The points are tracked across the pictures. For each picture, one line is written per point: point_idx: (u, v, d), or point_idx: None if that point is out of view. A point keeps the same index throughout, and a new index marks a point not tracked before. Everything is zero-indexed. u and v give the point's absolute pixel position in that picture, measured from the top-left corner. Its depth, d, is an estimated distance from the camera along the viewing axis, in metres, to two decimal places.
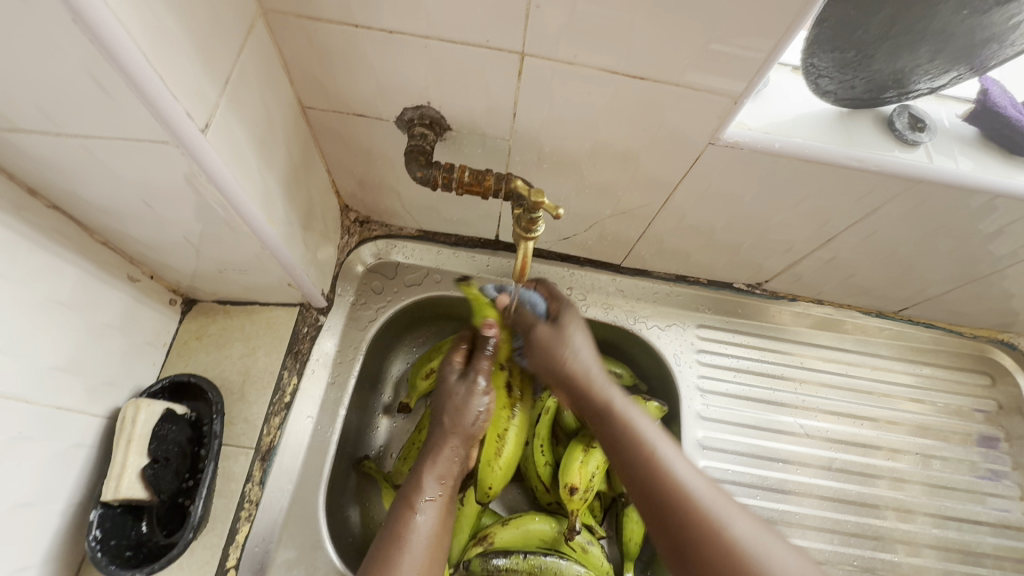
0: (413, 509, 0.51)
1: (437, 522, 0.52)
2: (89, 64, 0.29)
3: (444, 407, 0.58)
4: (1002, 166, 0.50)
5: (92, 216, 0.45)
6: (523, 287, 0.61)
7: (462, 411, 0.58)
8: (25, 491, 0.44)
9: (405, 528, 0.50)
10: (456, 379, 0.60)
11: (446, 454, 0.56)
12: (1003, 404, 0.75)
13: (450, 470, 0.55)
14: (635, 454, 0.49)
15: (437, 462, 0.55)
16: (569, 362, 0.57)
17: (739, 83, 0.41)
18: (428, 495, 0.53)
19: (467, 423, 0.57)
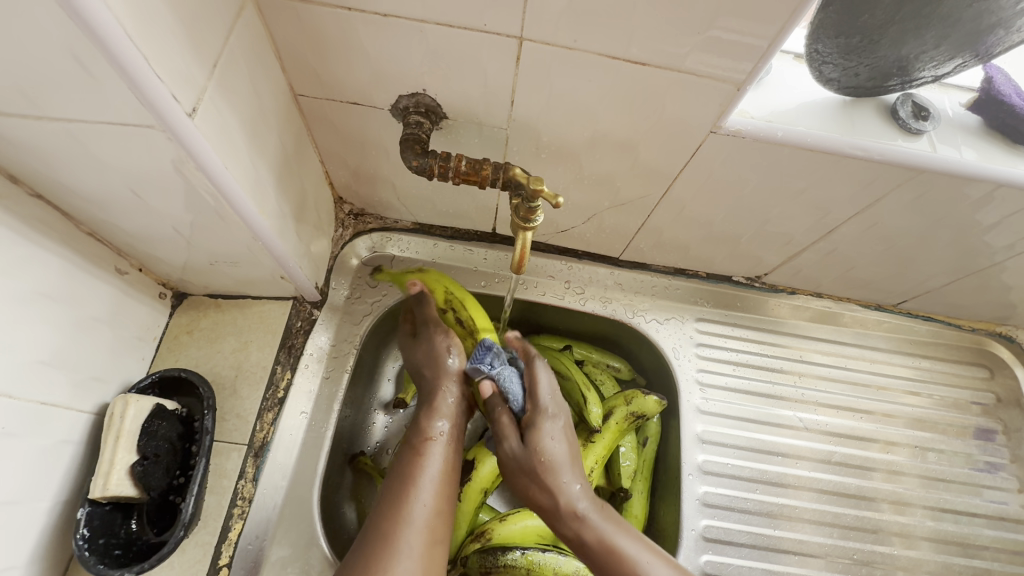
0: (419, 453, 0.53)
1: (444, 460, 0.53)
2: (67, 41, 0.28)
3: (423, 362, 0.59)
4: (1005, 155, 0.49)
5: (77, 205, 0.43)
6: (504, 376, 0.55)
7: (439, 361, 0.58)
8: (8, 489, 0.42)
9: (416, 470, 0.51)
10: (414, 341, 0.61)
11: (441, 396, 0.57)
12: (1001, 397, 0.75)
13: (449, 412, 0.56)
14: (619, 574, 0.49)
15: (433, 407, 0.56)
16: (542, 489, 0.53)
17: (743, 69, 0.40)
18: (430, 435, 0.54)
19: (450, 363, 0.58)
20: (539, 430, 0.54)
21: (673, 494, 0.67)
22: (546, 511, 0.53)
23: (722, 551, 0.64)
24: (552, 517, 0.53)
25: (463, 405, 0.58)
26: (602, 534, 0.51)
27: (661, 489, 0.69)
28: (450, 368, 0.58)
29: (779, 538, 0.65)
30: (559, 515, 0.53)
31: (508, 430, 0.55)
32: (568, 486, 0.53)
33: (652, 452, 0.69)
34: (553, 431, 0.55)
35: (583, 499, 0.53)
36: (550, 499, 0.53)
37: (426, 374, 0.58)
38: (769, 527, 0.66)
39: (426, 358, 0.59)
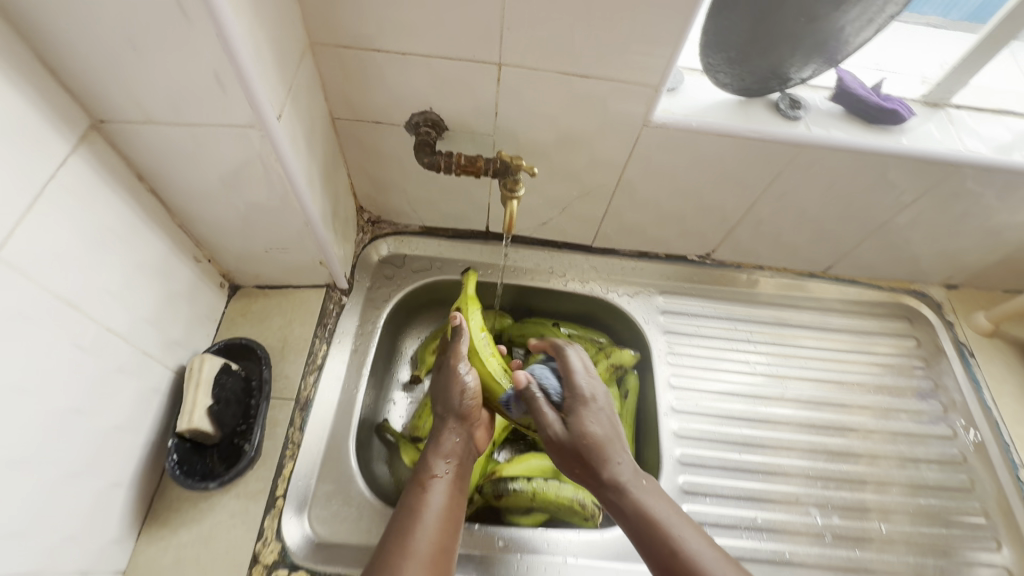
0: (423, 489, 0.60)
1: (446, 496, 0.59)
2: (218, 71, 0.43)
3: (438, 395, 0.67)
4: (863, 132, 0.66)
5: (177, 201, 0.58)
6: (539, 367, 0.66)
7: (454, 388, 0.66)
8: (121, 417, 0.54)
9: (419, 505, 0.58)
10: (440, 372, 0.69)
11: (445, 435, 0.64)
12: (923, 340, 0.88)
13: (452, 451, 0.64)
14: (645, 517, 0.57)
15: (440, 446, 0.63)
16: (598, 454, 0.59)
17: (655, 76, 0.58)
18: (435, 473, 0.61)
19: (456, 403, 0.65)
20: (580, 417, 0.61)
21: (652, 435, 0.78)
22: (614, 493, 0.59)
23: (697, 473, 0.74)
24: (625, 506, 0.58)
25: (466, 449, 0.65)
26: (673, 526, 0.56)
27: (644, 434, 0.80)
28: (455, 407, 0.65)
29: (748, 462, 0.75)
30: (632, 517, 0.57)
31: (549, 414, 0.61)
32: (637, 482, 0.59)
33: (633, 404, 0.80)
34: (592, 414, 0.61)
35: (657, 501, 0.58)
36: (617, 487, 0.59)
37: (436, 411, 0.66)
38: (738, 451, 0.76)
39: (446, 389, 0.66)
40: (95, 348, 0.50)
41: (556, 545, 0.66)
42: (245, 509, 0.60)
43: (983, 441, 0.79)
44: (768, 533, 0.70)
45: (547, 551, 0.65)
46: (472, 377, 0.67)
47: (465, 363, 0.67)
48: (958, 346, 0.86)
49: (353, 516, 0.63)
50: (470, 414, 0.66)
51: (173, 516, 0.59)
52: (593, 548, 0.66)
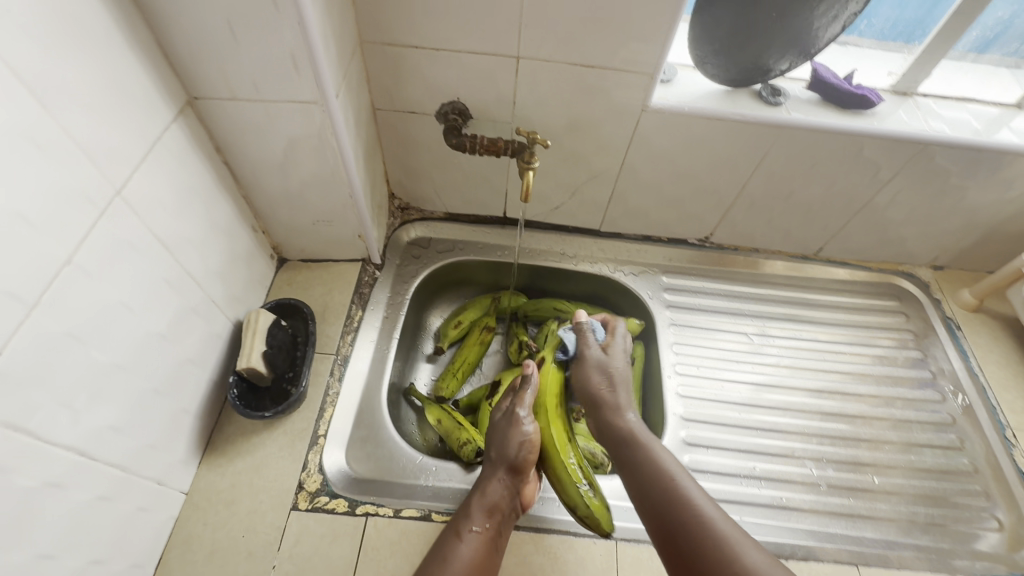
0: (458, 539, 0.59)
1: (478, 552, 0.58)
2: (295, 54, 0.53)
3: (495, 442, 0.69)
4: (837, 116, 0.75)
5: (244, 173, 0.68)
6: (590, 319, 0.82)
7: (511, 441, 0.68)
8: (193, 351, 0.62)
9: (450, 553, 0.57)
10: (503, 421, 0.71)
11: (495, 485, 0.64)
12: (913, 316, 0.94)
13: (497, 504, 0.63)
14: (644, 457, 0.63)
15: (486, 496, 0.63)
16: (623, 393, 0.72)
17: (651, 65, 0.67)
18: (473, 526, 0.60)
19: (510, 454, 0.67)
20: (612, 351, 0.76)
21: (658, 397, 0.84)
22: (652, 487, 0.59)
23: (699, 429, 0.80)
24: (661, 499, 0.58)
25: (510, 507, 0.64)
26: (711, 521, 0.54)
27: (650, 398, 0.86)
28: (512, 458, 0.67)
29: (746, 419, 0.81)
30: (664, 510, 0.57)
31: (592, 342, 0.77)
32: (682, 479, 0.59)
33: (639, 369, 0.87)
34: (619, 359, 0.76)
35: (680, 473, 0.60)
36: (628, 432, 0.67)
37: (492, 459, 0.68)
38: (737, 412, 0.82)
39: (505, 438, 0.69)
40: (178, 285, 0.59)
41: None
42: (290, 443, 0.68)
43: (970, 405, 0.84)
44: (767, 481, 0.75)
45: None
46: (532, 427, 0.70)
47: (527, 410, 0.72)
48: (945, 320, 0.92)
49: (386, 456, 0.70)
50: (523, 469, 0.66)
51: (230, 447, 0.67)
52: (601, 487, 0.72)
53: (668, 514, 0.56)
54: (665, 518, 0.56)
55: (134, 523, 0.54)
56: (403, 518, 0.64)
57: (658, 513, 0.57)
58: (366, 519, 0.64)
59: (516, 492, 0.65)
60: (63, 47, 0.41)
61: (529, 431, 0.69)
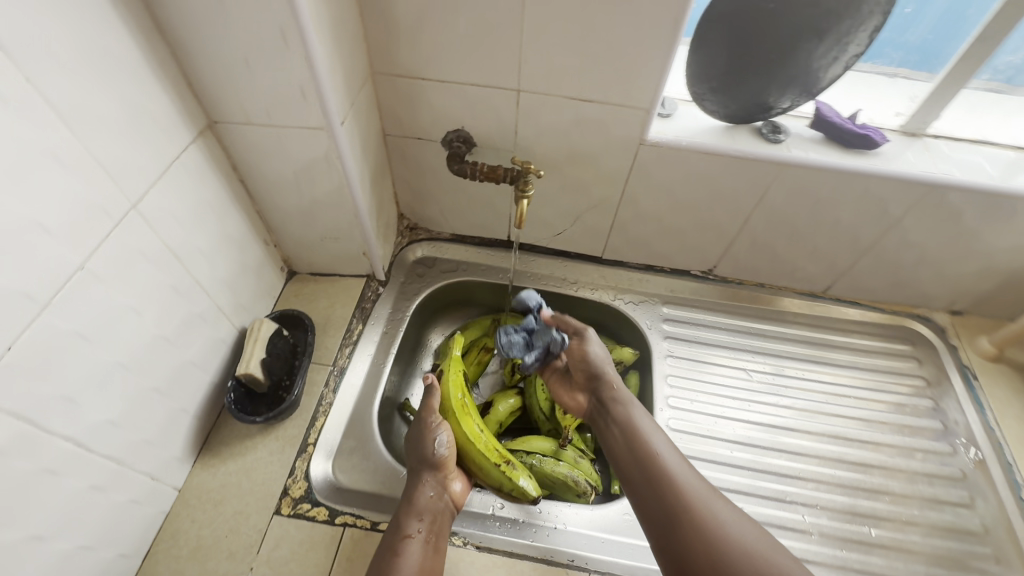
0: (397, 549, 0.60)
1: (421, 556, 0.60)
2: (304, 83, 0.57)
3: (411, 451, 0.71)
4: (839, 155, 0.74)
5: (258, 189, 0.72)
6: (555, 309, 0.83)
7: (426, 446, 0.70)
8: (196, 355, 0.66)
9: (392, 563, 0.58)
10: (413, 429, 0.73)
11: (421, 489, 0.66)
12: (926, 362, 0.90)
13: (428, 506, 0.65)
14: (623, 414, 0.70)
15: (415, 502, 0.64)
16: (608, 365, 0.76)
17: (647, 100, 0.69)
18: (410, 533, 0.61)
19: (429, 459, 0.68)
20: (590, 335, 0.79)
21: None
22: (656, 470, 0.63)
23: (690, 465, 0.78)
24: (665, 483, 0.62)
25: (443, 504, 0.66)
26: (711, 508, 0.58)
27: None
28: (431, 461, 0.68)
29: (739, 458, 0.79)
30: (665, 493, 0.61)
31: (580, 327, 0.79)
32: (684, 470, 0.63)
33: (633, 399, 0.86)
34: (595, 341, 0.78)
35: (653, 431, 0.68)
36: (610, 392, 0.73)
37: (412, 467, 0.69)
38: (730, 449, 0.80)
39: (419, 445, 0.70)
40: (186, 291, 0.63)
41: (547, 514, 0.71)
42: (281, 449, 0.70)
43: (984, 459, 0.79)
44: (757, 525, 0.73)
45: (542, 519, 0.70)
46: (445, 434, 0.71)
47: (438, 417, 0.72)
48: (961, 368, 0.88)
49: (370, 467, 0.72)
50: (446, 468, 0.69)
51: (224, 449, 0.70)
52: (580, 517, 0.71)
53: (641, 465, 0.64)
54: (637, 468, 0.65)
55: (125, 514, 0.57)
56: (379, 532, 0.65)
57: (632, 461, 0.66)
58: (343, 528, 0.65)
59: (444, 491, 0.67)
60: (89, 77, 0.46)
61: (439, 432, 0.71)
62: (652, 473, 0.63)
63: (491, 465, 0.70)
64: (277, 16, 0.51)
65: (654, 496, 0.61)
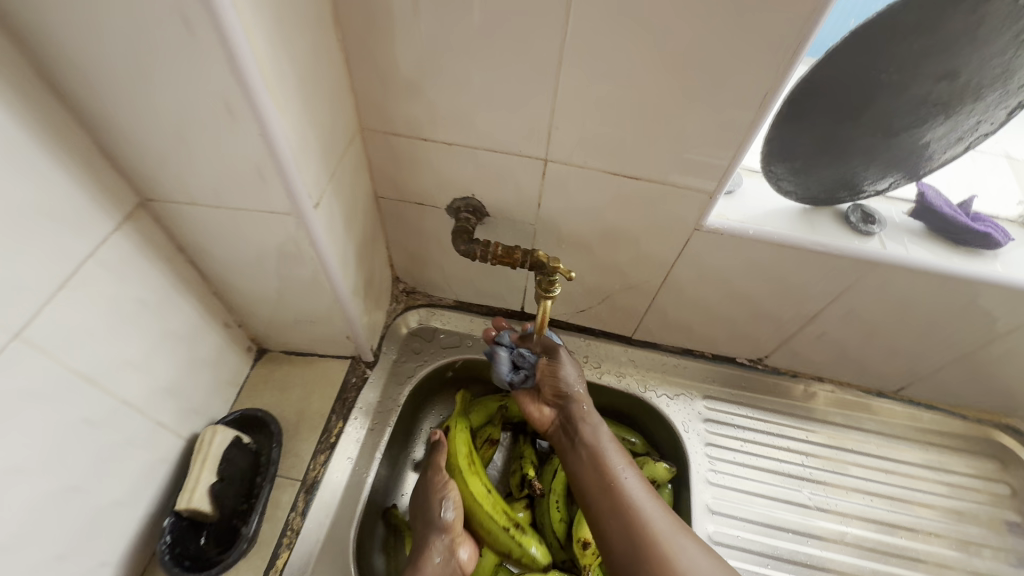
0: None
1: None
2: (261, 165, 0.43)
3: (416, 513, 0.64)
4: (950, 254, 0.59)
5: (212, 269, 0.57)
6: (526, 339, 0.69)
7: (431, 506, 0.63)
8: (120, 492, 0.51)
9: None
10: (421, 485, 0.66)
11: (426, 554, 0.60)
12: (1017, 489, 0.76)
13: (432, 575, 0.58)
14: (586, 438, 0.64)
15: (419, 570, 0.59)
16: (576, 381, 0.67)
17: (712, 183, 0.54)
18: None
19: (435, 520, 0.62)
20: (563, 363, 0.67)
21: None
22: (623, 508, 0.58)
23: None
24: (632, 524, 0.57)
25: (450, 572, 0.60)
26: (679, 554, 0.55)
27: None
28: (437, 521, 0.62)
29: None
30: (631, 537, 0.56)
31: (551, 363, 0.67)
32: (653, 505, 0.59)
33: None
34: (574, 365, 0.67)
35: (617, 457, 0.62)
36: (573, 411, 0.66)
37: (418, 530, 0.63)
38: None
39: (425, 503, 0.64)
40: (105, 420, 0.48)
41: None
42: None
43: None
44: None
45: None
46: (453, 495, 0.64)
47: (446, 477, 0.66)
48: None
49: None
50: (452, 530, 0.62)
51: None
52: None
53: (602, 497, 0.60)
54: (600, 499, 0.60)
55: None
56: None
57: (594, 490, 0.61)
58: None
59: (451, 555, 0.61)
60: None
61: (446, 491, 0.64)
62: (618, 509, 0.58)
63: (501, 531, 0.65)
64: (217, 83, 0.36)
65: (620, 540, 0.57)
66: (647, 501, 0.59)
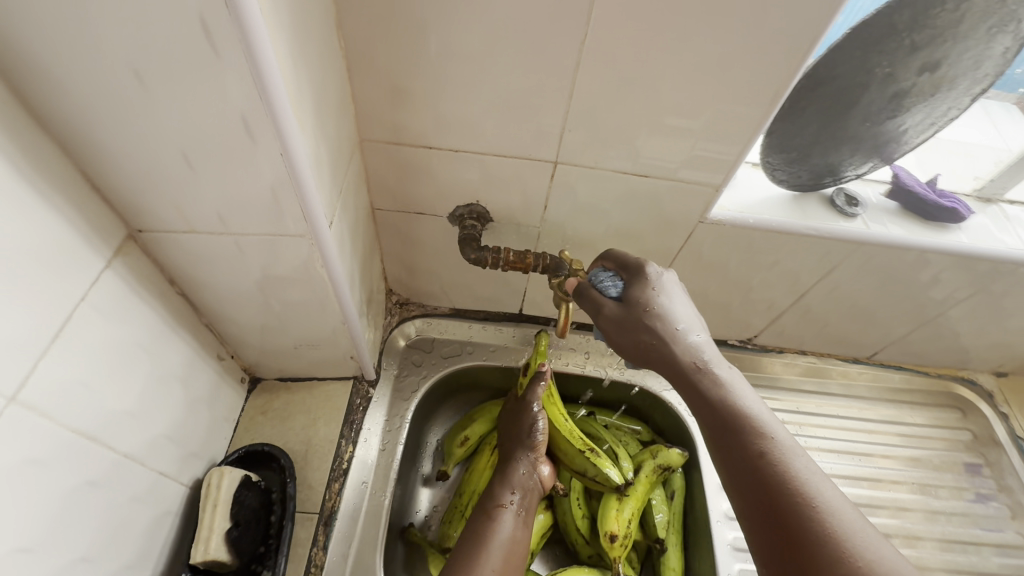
0: (492, 519, 0.59)
1: (512, 528, 0.59)
2: (277, 185, 0.39)
3: (507, 433, 0.70)
4: (923, 229, 0.64)
5: (206, 299, 0.53)
6: (594, 274, 0.54)
7: (522, 428, 0.68)
8: (130, 554, 0.47)
9: (487, 531, 0.58)
10: (512, 412, 0.71)
11: (516, 467, 0.65)
12: (978, 433, 0.84)
13: (520, 482, 0.64)
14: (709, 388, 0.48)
15: (508, 477, 0.65)
16: (652, 331, 0.50)
17: (717, 177, 0.55)
18: (501, 503, 0.61)
19: (526, 438, 0.67)
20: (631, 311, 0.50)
21: (704, 539, 0.71)
22: (778, 492, 0.42)
23: None
24: (799, 517, 0.40)
25: (533, 484, 0.65)
26: (881, 557, 0.38)
27: (693, 537, 0.74)
28: (527, 441, 0.67)
29: None
30: (806, 540, 0.39)
31: (602, 305, 0.52)
32: (819, 480, 0.42)
33: (680, 505, 0.74)
34: (639, 307, 0.50)
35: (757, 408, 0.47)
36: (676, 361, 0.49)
37: (507, 446, 0.68)
38: None
39: (516, 424, 0.69)
40: (109, 478, 0.43)
41: None
42: None
43: None
44: None
45: None
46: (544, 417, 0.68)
47: (538, 403, 0.69)
48: (1015, 440, 0.82)
49: None
50: (539, 448, 0.67)
51: None
52: None
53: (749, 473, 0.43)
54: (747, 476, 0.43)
55: None
56: None
57: (731, 458, 0.45)
58: None
59: (534, 471, 0.66)
60: None
61: (536, 416, 0.67)
62: (765, 491, 0.42)
63: (577, 452, 0.68)
64: (238, 100, 0.33)
65: (781, 539, 0.40)
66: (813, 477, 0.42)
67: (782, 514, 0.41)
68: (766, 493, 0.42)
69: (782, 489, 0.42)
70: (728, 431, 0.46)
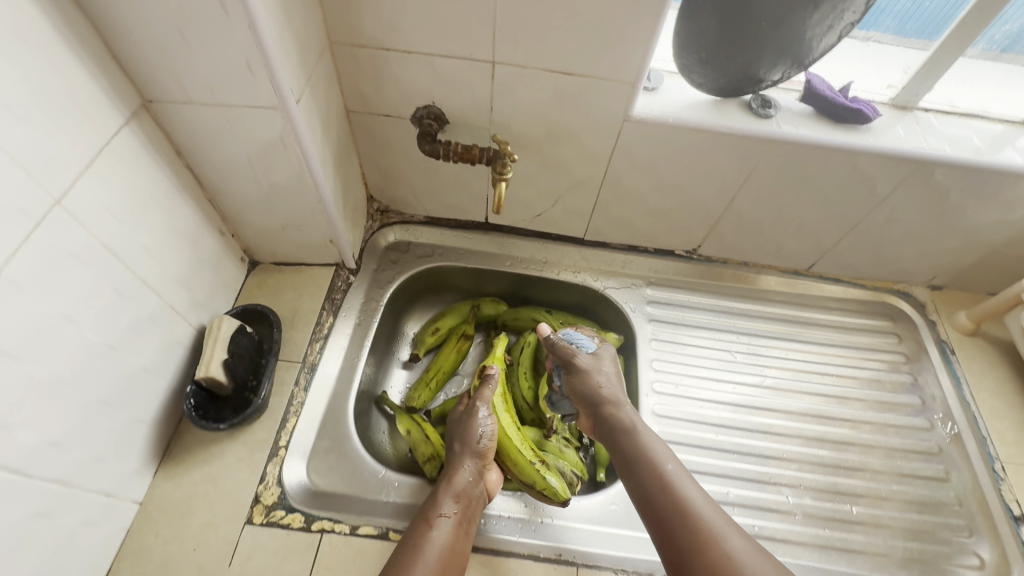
0: (429, 526, 0.60)
1: (450, 536, 0.60)
2: (250, 57, 0.51)
3: (455, 437, 0.72)
4: (832, 130, 0.71)
5: (207, 174, 0.65)
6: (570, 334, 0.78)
7: (466, 435, 0.71)
8: (149, 361, 0.61)
9: (423, 539, 0.59)
10: (460, 416, 0.74)
11: (460, 469, 0.67)
12: (907, 337, 0.90)
13: (463, 490, 0.65)
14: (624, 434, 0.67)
15: (452, 484, 0.65)
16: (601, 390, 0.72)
17: (630, 73, 0.64)
18: (443, 512, 0.62)
19: (473, 442, 0.70)
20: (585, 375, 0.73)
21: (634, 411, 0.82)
22: (660, 498, 0.60)
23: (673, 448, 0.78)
24: (674, 519, 0.58)
25: (479, 493, 0.67)
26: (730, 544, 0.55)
27: None
28: (473, 446, 0.69)
29: (724, 442, 0.79)
30: (679, 538, 0.57)
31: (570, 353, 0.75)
32: (690, 487, 0.61)
33: None
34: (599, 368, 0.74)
35: (658, 446, 0.65)
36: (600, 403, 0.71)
37: (453, 450, 0.70)
38: (714, 433, 0.80)
39: (462, 431, 0.72)
40: (131, 294, 0.57)
41: (540, 508, 0.70)
42: (250, 455, 0.67)
43: (959, 434, 0.81)
44: (740, 506, 0.74)
45: (535, 512, 0.69)
46: (488, 421, 0.72)
47: (486, 407, 0.73)
48: (940, 343, 0.89)
49: (347, 468, 0.69)
50: (485, 454, 0.69)
51: (187, 455, 0.66)
52: (569, 510, 0.69)
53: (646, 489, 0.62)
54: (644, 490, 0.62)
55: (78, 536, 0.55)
56: (361, 536, 0.63)
57: (637, 480, 0.63)
58: (321, 535, 0.63)
59: (480, 479, 0.67)
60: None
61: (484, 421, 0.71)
62: (652, 499, 0.61)
63: (524, 458, 0.69)
64: None
65: (662, 530, 0.59)
66: (691, 488, 0.60)
67: (664, 517, 0.59)
68: (651, 500, 0.61)
69: (661, 497, 0.60)
70: (632, 468, 0.64)
